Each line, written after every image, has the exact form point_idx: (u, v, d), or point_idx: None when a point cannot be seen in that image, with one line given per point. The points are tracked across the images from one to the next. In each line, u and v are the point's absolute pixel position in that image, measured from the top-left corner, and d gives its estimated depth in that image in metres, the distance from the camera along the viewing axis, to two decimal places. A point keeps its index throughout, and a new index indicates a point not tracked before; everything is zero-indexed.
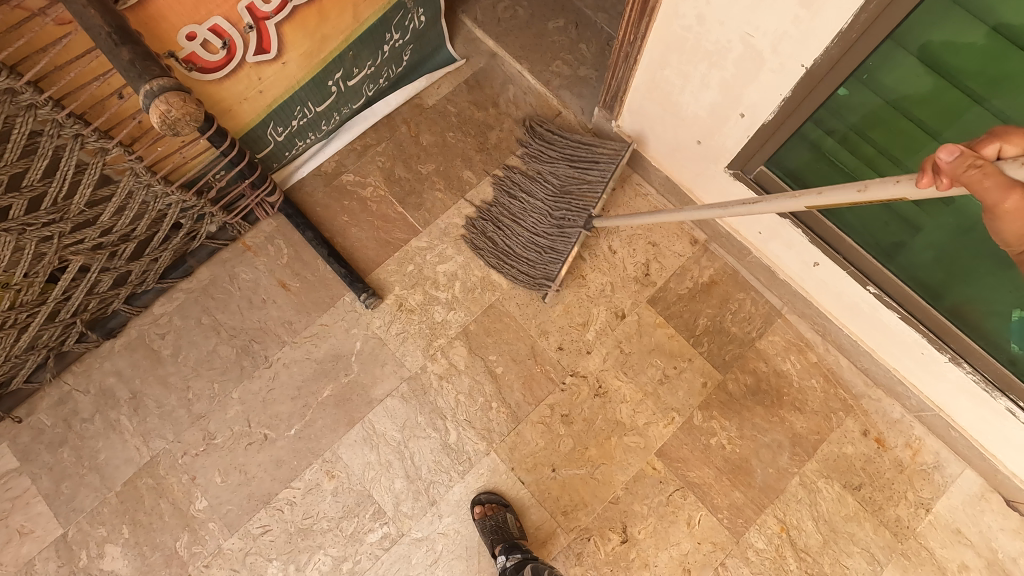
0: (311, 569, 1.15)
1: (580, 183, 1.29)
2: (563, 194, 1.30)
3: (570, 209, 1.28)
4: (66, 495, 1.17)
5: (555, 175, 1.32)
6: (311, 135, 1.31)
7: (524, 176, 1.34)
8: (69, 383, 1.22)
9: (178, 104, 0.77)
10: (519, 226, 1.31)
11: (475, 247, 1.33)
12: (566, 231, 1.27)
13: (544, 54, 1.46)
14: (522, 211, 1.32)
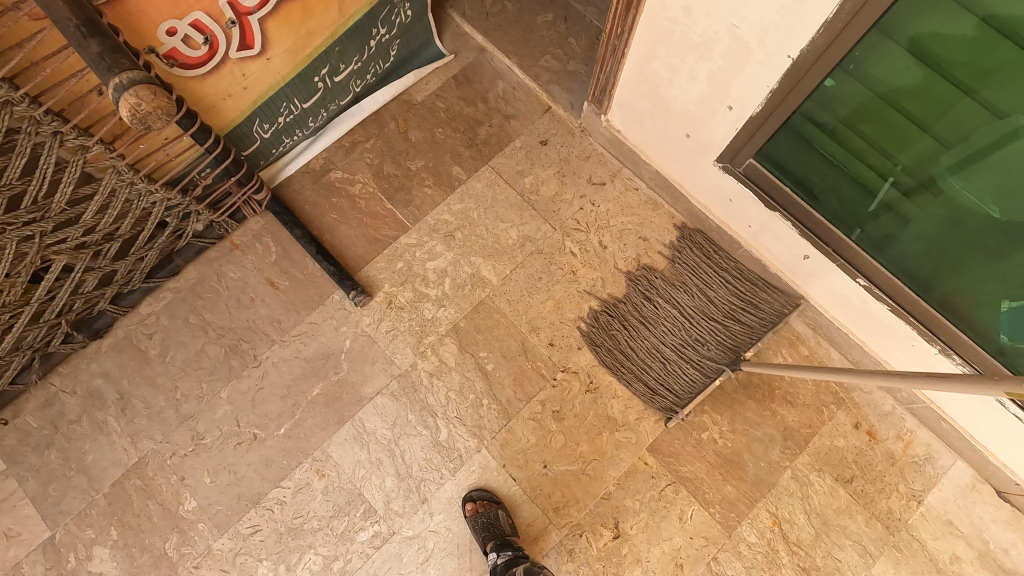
0: (302, 569, 1.14)
1: (728, 314, 1.28)
2: (703, 318, 1.28)
3: (712, 337, 1.27)
4: (53, 497, 1.16)
5: (699, 293, 1.30)
6: (298, 132, 1.29)
7: (666, 285, 1.31)
8: (56, 384, 1.21)
9: (148, 97, 0.77)
10: (651, 336, 1.28)
11: (591, 342, 1.27)
12: (700, 359, 1.25)
13: (533, 49, 1.46)
14: (655, 322, 1.29)
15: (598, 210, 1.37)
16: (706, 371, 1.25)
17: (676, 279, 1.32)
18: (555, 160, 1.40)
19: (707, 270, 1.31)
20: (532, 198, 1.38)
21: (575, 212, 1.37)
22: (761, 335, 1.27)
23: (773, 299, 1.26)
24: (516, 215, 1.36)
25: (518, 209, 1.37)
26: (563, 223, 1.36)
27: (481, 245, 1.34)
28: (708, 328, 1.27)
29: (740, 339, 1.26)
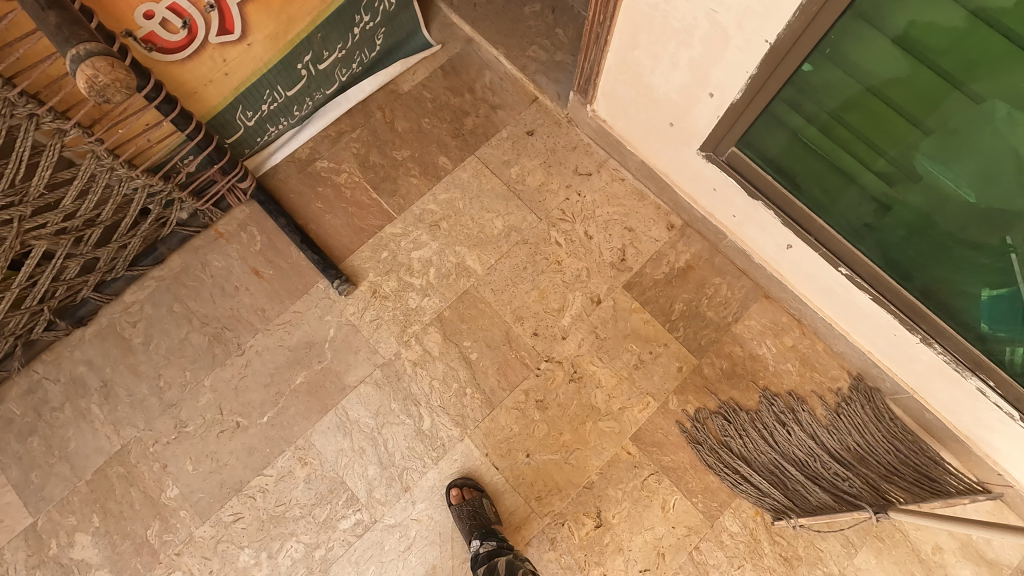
0: (283, 557, 1.14)
1: (884, 471, 1.16)
2: (849, 463, 1.18)
3: (852, 476, 1.16)
4: (36, 484, 1.16)
5: (850, 437, 1.21)
6: (282, 120, 1.29)
7: (811, 420, 1.22)
8: (39, 372, 1.21)
9: (105, 69, 0.75)
10: (774, 452, 1.20)
11: (695, 440, 1.21)
12: (829, 488, 1.16)
13: (521, 39, 1.45)
14: (785, 450, 1.21)
15: (584, 200, 1.37)
16: (834, 502, 1.14)
17: (825, 415, 1.23)
18: (541, 150, 1.40)
19: (867, 418, 1.21)
20: (518, 188, 1.37)
21: (561, 202, 1.37)
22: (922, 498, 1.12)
23: (948, 475, 1.12)
24: (502, 205, 1.36)
25: (504, 200, 1.36)
26: (549, 213, 1.36)
27: (467, 234, 1.34)
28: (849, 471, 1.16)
29: (890, 489, 1.13)
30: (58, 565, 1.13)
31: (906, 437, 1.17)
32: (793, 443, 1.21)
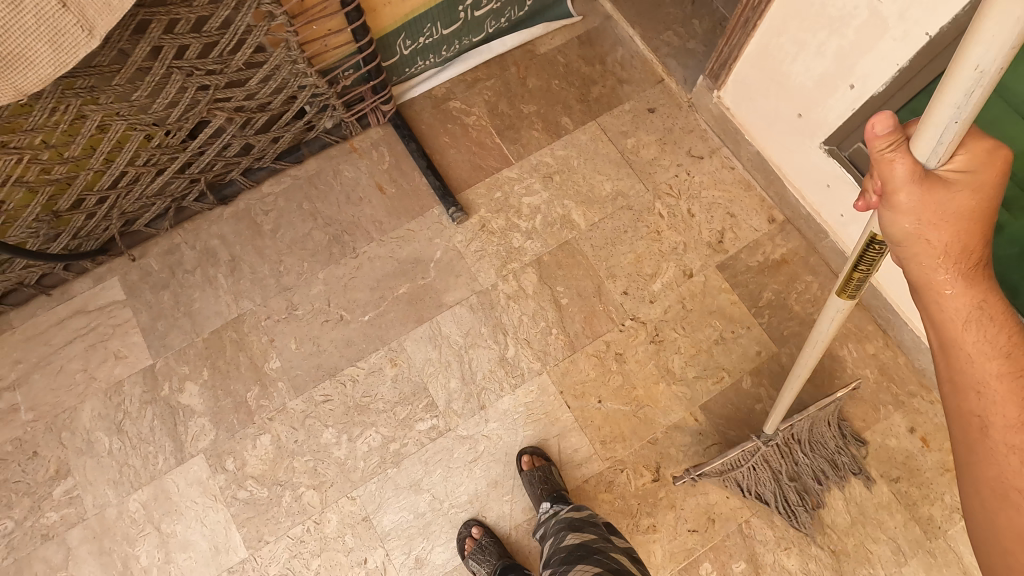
0: (362, 442, 1.24)
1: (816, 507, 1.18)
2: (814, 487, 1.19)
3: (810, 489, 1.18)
4: (160, 331, 1.30)
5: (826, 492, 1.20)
6: (431, 56, 1.41)
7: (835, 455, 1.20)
8: (179, 237, 1.35)
9: None
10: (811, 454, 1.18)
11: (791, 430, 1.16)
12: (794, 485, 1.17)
13: (658, 24, 1.53)
14: (805, 466, 1.18)
15: (692, 180, 1.43)
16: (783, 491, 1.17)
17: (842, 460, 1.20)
18: (659, 128, 1.47)
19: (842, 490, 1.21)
20: (631, 158, 1.44)
21: (670, 177, 1.43)
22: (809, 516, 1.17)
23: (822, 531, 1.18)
24: (614, 170, 1.43)
25: (616, 166, 1.44)
26: (657, 186, 1.42)
27: (577, 191, 1.42)
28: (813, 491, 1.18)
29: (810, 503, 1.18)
30: (167, 405, 1.26)
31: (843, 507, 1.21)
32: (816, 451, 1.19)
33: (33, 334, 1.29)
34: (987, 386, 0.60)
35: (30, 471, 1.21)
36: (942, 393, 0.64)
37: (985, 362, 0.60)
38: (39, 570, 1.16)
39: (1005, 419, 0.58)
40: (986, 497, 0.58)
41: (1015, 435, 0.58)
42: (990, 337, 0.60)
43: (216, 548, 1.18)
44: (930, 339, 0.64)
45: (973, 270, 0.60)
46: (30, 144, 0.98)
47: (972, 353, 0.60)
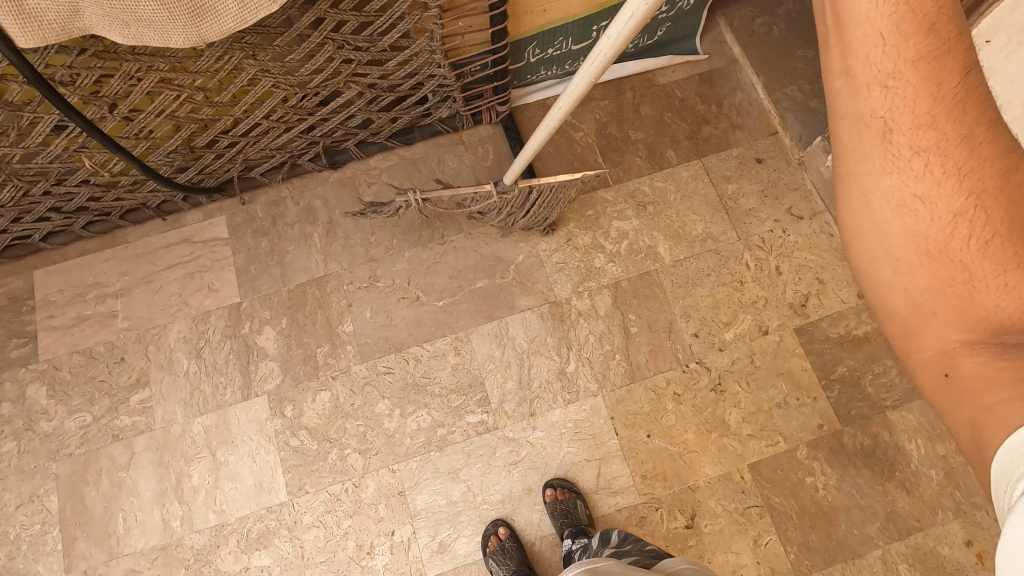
0: (412, 420, 1.28)
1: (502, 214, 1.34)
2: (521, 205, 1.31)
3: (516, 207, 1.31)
4: (252, 274, 1.39)
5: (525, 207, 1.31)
6: (553, 68, 1.44)
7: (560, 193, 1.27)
8: (286, 190, 1.43)
9: None
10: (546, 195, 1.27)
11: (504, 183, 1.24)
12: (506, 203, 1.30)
13: (784, 76, 1.50)
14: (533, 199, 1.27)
15: (786, 238, 1.41)
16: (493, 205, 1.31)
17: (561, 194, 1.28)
18: (764, 179, 1.45)
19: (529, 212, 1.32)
20: (729, 203, 1.44)
21: (764, 230, 1.41)
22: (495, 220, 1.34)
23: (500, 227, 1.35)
24: (709, 212, 1.43)
25: (712, 208, 1.43)
26: (749, 237, 1.41)
27: (668, 225, 1.42)
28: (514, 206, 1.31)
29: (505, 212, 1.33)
30: (244, 343, 1.34)
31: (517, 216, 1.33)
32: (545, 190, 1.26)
33: (142, 252, 1.39)
34: (895, 80, 0.52)
35: (115, 375, 1.32)
36: (836, 88, 0.57)
37: (900, 43, 0.51)
38: (104, 466, 1.26)
39: (912, 118, 0.53)
40: (879, 204, 0.58)
41: (920, 132, 0.53)
42: (908, 6, 0.50)
43: (260, 486, 1.24)
44: (832, 20, 0.54)
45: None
46: (190, 85, 1.09)
47: (885, 29, 0.50)
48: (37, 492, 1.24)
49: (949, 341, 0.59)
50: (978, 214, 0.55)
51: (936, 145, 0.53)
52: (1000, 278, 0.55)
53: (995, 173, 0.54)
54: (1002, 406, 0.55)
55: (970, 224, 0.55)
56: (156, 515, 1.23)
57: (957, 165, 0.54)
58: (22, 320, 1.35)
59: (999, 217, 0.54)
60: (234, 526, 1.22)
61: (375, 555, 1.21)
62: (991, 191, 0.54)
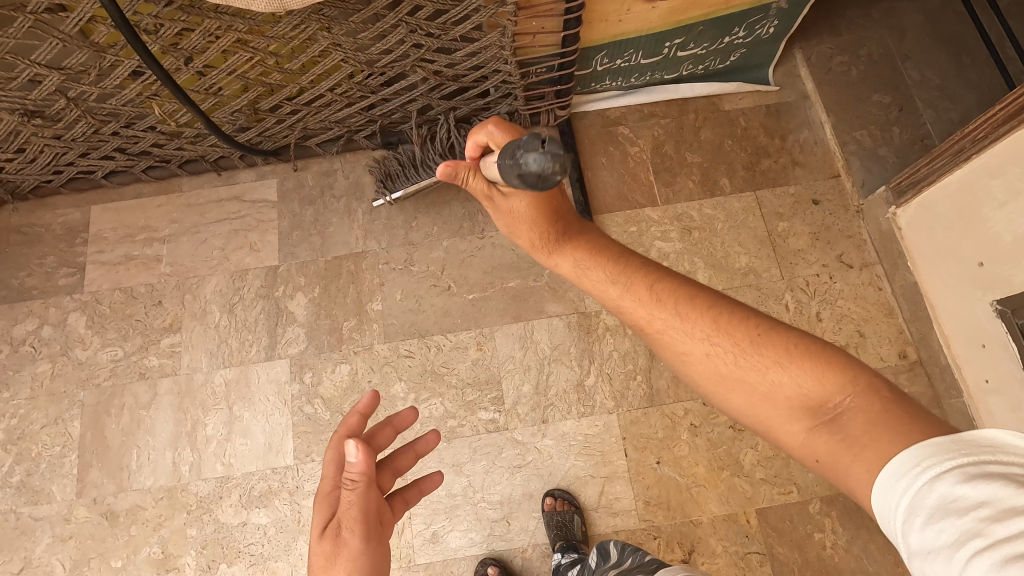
0: (426, 407, 1.29)
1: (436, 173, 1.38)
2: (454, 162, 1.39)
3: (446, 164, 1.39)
4: (293, 240, 1.41)
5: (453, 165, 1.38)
6: (619, 79, 1.42)
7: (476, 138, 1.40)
8: (339, 164, 1.46)
9: None
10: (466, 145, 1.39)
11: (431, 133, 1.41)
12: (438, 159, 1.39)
13: (854, 119, 1.46)
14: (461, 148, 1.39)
15: (832, 285, 1.36)
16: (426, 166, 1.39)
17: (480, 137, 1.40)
18: (818, 221, 1.41)
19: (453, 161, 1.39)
20: (777, 241, 1.40)
21: (810, 274, 1.37)
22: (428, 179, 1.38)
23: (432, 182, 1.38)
24: (755, 247, 1.39)
25: (758, 243, 1.40)
26: (793, 278, 1.37)
27: (710, 253, 1.39)
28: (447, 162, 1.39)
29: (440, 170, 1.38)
30: (275, 305, 1.37)
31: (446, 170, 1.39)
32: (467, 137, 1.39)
33: (194, 203, 1.44)
34: (640, 314, 0.73)
35: (151, 316, 1.36)
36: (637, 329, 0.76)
37: (627, 299, 0.73)
38: (127, 401, 1.30)
39: (659, 324, 0.72)
40: (700, 382, 0.71)
41: (674, 334, 0.71)
42: (613, 278, 0.75)
43: (269, 446, 1.26)
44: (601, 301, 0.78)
45: (539, 215, 0.75)
46: (263, 50, 1.12)
47: (614, 297, 0.74)
48: (63, 415, 1.29)
49: (800, 433, 0.64)
50: (723, 344, 0.69)
51: (689, 332, 0.70)
52: (776, 378, 0.66)
53: (713, 312, 0.71)
54: (856, 470, 0.58)
55: (723, 351, 0.69)
56: (167, 457, 1.26)
57: (706, 336, 0.70)
58: (75, 251, 1.41)
59: (739, 335, 0.68)
60: (237, 480, 1.24)
61: None
62: (729, 341, 0.69)
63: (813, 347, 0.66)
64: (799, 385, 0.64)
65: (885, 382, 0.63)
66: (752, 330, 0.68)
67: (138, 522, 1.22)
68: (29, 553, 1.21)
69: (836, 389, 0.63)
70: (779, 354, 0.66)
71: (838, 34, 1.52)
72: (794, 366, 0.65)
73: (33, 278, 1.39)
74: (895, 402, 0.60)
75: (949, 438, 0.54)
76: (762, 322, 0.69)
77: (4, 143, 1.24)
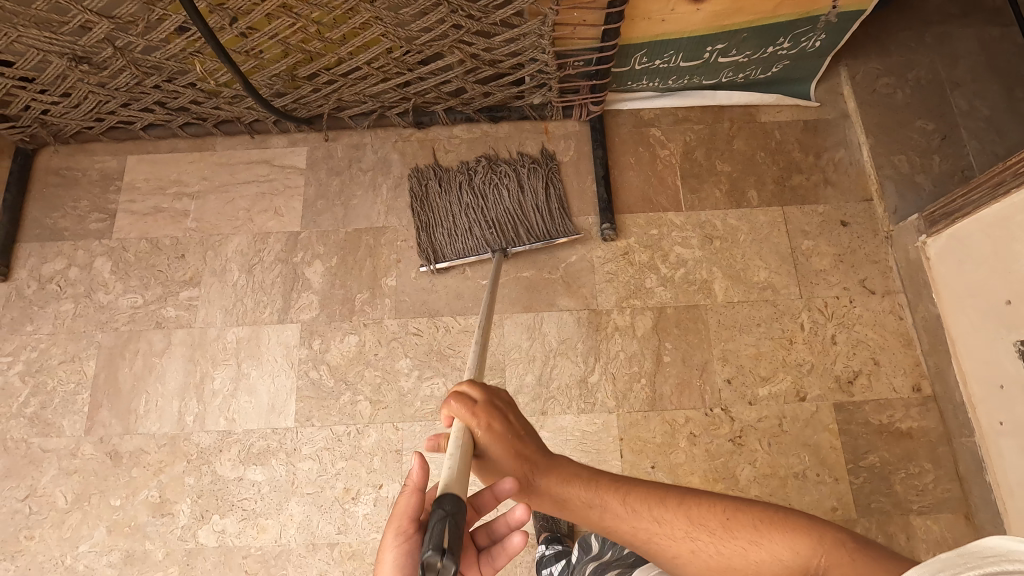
0: (428, 386, 1.30)
1: (469, 193, 1.39)
2: (490, 192, 1.39)
3: (482, 192, 1.39)
4: (317, 208, 1.43)
5: (487, 190, 1.40)
6: (656, 80, 1.41)
7: (522, 182, 1.41)
8: (369, 138, 1.48)
9: None
10: (510, 187, 1.40)
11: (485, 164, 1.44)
12: (478, 186, 1.40)
13: (894, 143, 1.42)
14: (504, 181, 1.41)
15: (851, 309, 1.33)
16: (461, 188, 1.40)
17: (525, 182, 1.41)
18: (844, 243, 1.38)
19: (488, 190, 1.40)
20: (800, 259, 1.37)
21: (829, 295, 1.34)
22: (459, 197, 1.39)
23: (462, 198, 1.39)
24: (776, 262, 1.37)
25: (780, 259, 1.37)
26: (812, 298, 1.34)
27: (730, 264, 1.37)
28: (482, 189, 1.40)
29: (474, 193, 1.39)
30: (293, 270, 1.39)
31: (477, 194, 1.39)
32: (512, 180, 1.41)
33: (225, 163, 1.47)
34: (618, 525, 0.66)
35: (173, 268, 1.40)
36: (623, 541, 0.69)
37: (602, 511, 0.68)
38: (141, 348, 1.34)
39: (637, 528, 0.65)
40: None
41: (655, 536, 0.65)
42: (579, 491, 0.70)
43: (272, 406, 1.29)
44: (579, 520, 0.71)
45: (501, 456, 0.72)
46: (306, 17, 1.13)
47: (588, 512, 0.68)
48: (80, 354, 1.33)
49: None
50: (702, 538, 0.63)
51: (667, 532, 0.64)
52: (762, 555, 0.60)
53: (682, 504, 0.66)
54: None
55: (704, 545, 0.63)
56: (174, 406, 1.29)
57: (682, 533, 0.64)
58: (108, 197, 1.45)
59: (709, 522, 0.64)
60: (238, 436, 1.27)
61: (358, 503, 1.22)
62: (701, 531, 0.63)
63: (779, 515, 0.62)
64: (781, 560, 0.59)
65: (853, 533, 0.58)
66: (718, 516, 0.64)
67: (139, 465, 1.25)
68: (34, 482, 1.25)
69: (813, 551, 0.58)
70: (752, 531, 0.62)
71: (886, 56, 1.48)
72: (769, 540, 0.61)
73: (66, 220, 1.44)
74: (866, 552, 0.55)
75: (946, 551, 0.42)
76: (724, 505, 0.65)
77: (51, 86, 1.28)
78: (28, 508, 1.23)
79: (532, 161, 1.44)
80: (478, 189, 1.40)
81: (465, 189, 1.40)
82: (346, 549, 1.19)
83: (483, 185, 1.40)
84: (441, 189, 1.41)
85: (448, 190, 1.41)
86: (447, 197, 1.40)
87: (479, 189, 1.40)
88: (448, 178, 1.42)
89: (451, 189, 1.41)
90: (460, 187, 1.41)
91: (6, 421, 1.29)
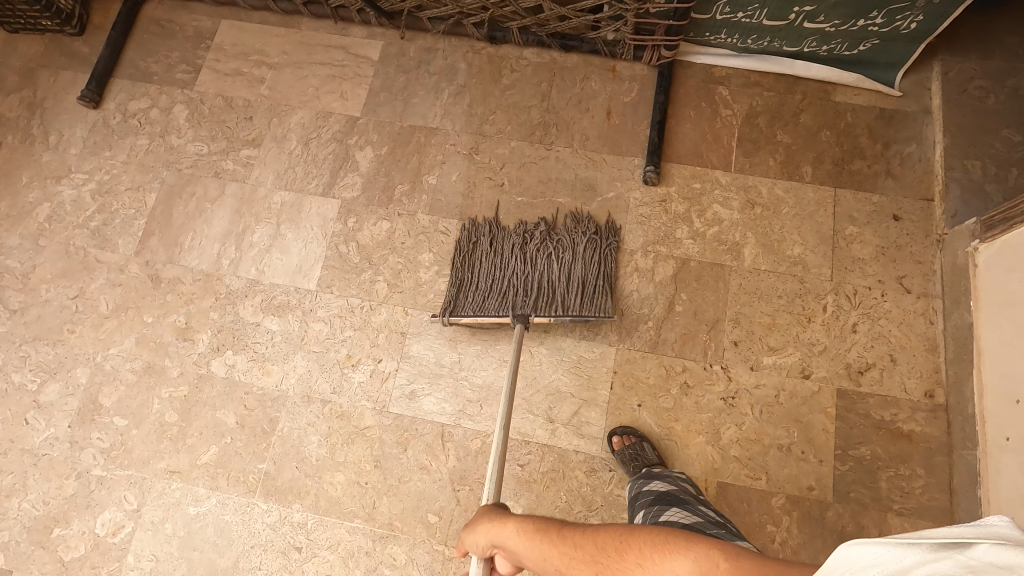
0: (443, 282, 1.35)
1: (522, 257, 1.29)
2: (543, 258, 1.28)
3: (534, 261, 1.28)
4: (379, 99, 1.50)
5: (540, 257, 1.29)
6: (734, 36, 1.39)
7: (577, 253, 1.30)
8: (442, 45, 1.53)
9: None
10: (566, 261, 1.29)
11: (541, 229, 1.34)
12: (531, 251, 1.30)
13: (972, 147, 1.34)
14: (559, 252, 1.30)
15: (881, 302, 1.29)
16: (513, 249, 1.30)
17: (581, 260, 1.29)
18: (891, 237, 1.33)
19: (541, 256, 1.29)
20: (840, 243, 1.34)
21: (862, 284, 1.30)
22: (510, 259, 1.29)
23: (514, 257, 1.29)
24: (814, 241, 1.34)
25: (819, 239, 1.34)
26: (843, 283, 1.31)
27: (766, 232, 1.35)
28: (534, 255, 1.29)
29: (524, 259, 1.28)
30: (345, 151, 1.46)
31: (528, 258, 1.29)
32: (567, 253, 1.30)
33: (306, 43, 1.55)
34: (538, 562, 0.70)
35: (240, 127, 1.50)
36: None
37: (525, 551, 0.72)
38: (197, 192, 1.45)
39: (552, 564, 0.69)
40: None
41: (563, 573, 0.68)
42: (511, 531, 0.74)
43: (300, 268, 1.38)
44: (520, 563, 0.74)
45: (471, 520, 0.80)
46: None
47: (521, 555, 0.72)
48: (145, 185, 1.46)
49: None
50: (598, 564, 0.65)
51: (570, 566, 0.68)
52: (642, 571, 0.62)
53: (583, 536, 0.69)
54: None
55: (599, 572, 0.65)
56: (215, 248, 1.40)
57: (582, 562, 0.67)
58: (197, 53, 1.56)
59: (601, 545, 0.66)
60: (264, 288, 1.36)
61: (356, 370, 1.30)
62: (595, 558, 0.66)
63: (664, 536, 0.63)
64: None
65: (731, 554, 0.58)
66: (607, 547, 0.66)
67: (174, 292, 1.37)
68: (85, 285, 1.39)
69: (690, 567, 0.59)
70: (636, 552, 0.63)
71: (987, 58, 1.40)
72: (648, 561, 0.62)
73: (156, 65, 1.56)
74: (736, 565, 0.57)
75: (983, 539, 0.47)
76: (615, 533, 0.66)
77: None
78: (75, 306, 1.38)
79: (593, 233, 1.34)
80: (531, 254, 1.29)
81: (517, 253, 1.30)
82: (337, 408, 1.28)
83: (537, 253, 1.30)
84: (494, 244, 1.33)
85: (500, 250, 1.31)
86: (498, 256, 1.31)
87: (531, 256, 1.29)
88: (501, 237, 1.33)
89: (503, 249, 1.31)
90: (512, 250, 1.30)
91: (72, 229, 1.43)
